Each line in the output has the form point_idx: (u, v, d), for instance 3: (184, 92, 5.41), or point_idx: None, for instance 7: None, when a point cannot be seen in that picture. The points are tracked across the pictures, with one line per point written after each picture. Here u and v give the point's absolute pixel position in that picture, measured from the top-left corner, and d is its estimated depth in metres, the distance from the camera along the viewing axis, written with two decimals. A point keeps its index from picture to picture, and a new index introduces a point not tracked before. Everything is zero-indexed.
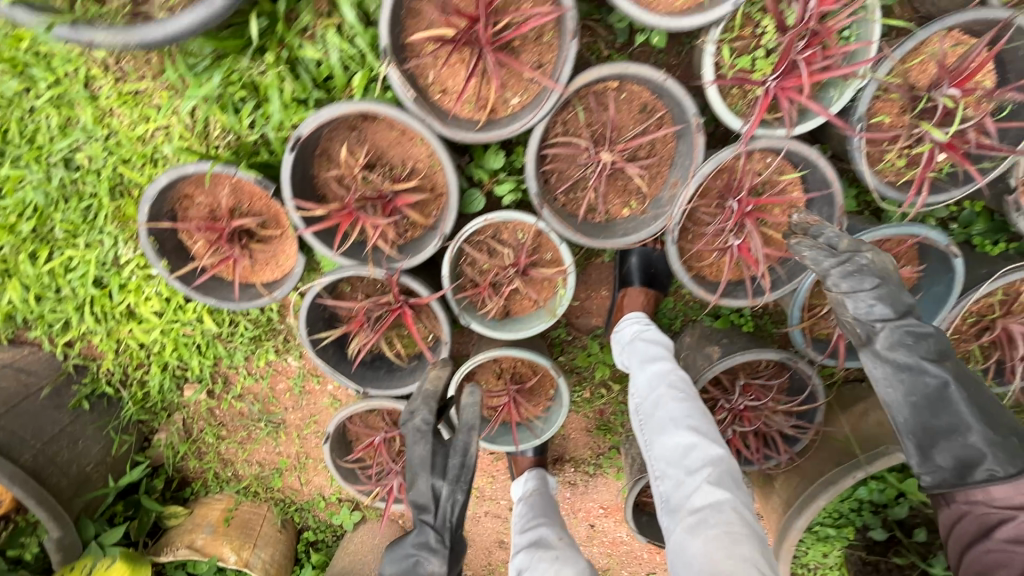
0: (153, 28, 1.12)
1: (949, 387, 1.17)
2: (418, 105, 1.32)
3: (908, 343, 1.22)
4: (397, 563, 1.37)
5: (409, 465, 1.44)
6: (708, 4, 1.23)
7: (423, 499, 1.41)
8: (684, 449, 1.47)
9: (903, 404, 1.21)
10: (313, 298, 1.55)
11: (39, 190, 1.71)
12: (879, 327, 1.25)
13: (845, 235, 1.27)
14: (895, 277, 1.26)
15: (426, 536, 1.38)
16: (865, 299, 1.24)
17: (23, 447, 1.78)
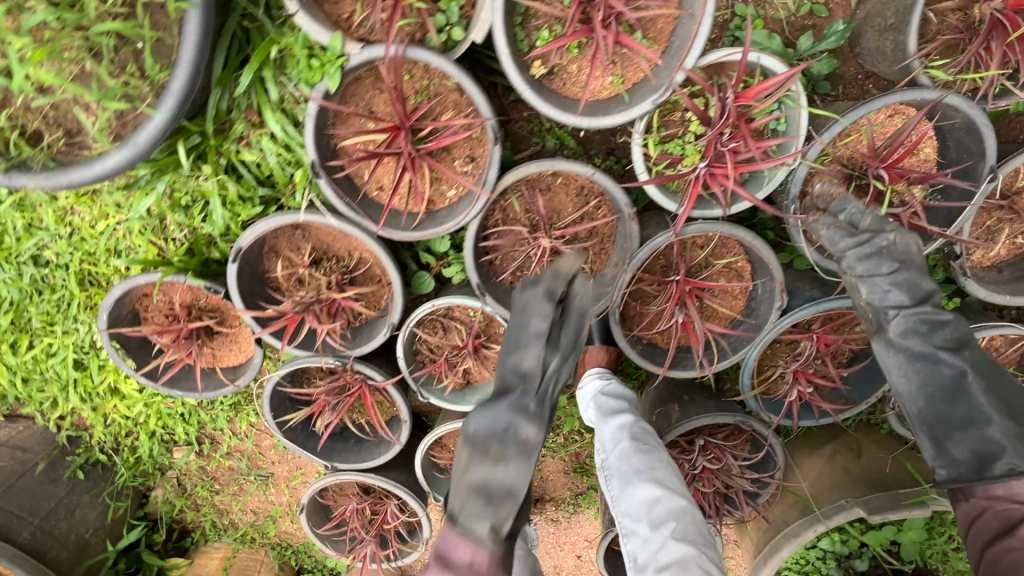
0: (82, 170, 1.17)
1: (966, 378, 1.12)
2: (353, 210, 1.32)
3: (922, 332, 1.17)
4: (484, 423, 1.18)
5: (514, 337, 1.29)
6: (629, 101, 1.22)
7: (530, 367, 1.25)
8: (648, 505, 1.33)
9: (917, 395, 1.16)
10: (273, 386, 1.60)
11: (13, 287, 1.78)
12: (891, 315, 1.21)
13: (868, 211, 1.22)
14: (913, 262, 1.21)
15: (525, 401, 1.22)
16: (880, 283, 1.21)
17: (22, 525, 1.91)
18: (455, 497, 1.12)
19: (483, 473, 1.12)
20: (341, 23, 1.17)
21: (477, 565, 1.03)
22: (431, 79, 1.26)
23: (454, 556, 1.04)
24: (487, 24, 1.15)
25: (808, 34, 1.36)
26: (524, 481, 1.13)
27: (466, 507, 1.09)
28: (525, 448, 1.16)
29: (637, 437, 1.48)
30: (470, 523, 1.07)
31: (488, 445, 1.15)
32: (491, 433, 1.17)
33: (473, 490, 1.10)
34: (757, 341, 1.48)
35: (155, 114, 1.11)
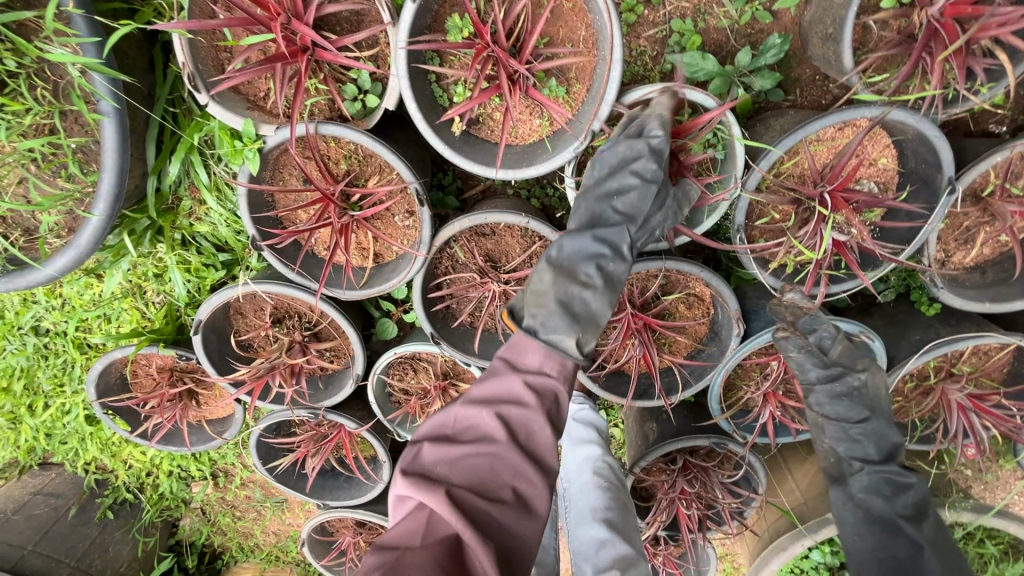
0: (37, 271, 1.23)
1: (921, 554, 1.06)
2: (303, 275, 1.34)
3: (885, 494, 1.17)
4: (568, 249, 1.07)
5: (619, 172, 1.07)
6: (553, 148, 1.19)
7: (635, 207, 1.07)
8: (596, 546, 1.26)
9: (868, 557, 1.11)
10: (257, 439, 1.67)
11: (19, 357, 1.92)
12: (856, 469, 1.21)
13: (839, 340, 1.18)
14: (883, 412, 1.20)
15: (619, 240, 1.08)
16: (851, 432, 1.21)
17: (60, 567, 2.04)
18: (530, 309, 1.03)
19: (567, 294, 1.03)
20: (257, 102, 1.18)
21: (546, 370, 1.00)
22: (356, 143, 1.26)
23: (522, 362, 1.00)
24: (397, 91, 1.13)
25: (746, 49, 1.30)
26: (604, 311, 1.07)
27: (548, 323, 1.01)
28: (611, 280, 1.07)
29: (600, 474, 1.39)
30: (557, 335, 1.00)
31: (573, 271, 1.06)
32: (579, 258, 1.07)
33: (558, 307, 1.02)
34: (718, 368, 1.43)
35: (92, 217, 1.15)
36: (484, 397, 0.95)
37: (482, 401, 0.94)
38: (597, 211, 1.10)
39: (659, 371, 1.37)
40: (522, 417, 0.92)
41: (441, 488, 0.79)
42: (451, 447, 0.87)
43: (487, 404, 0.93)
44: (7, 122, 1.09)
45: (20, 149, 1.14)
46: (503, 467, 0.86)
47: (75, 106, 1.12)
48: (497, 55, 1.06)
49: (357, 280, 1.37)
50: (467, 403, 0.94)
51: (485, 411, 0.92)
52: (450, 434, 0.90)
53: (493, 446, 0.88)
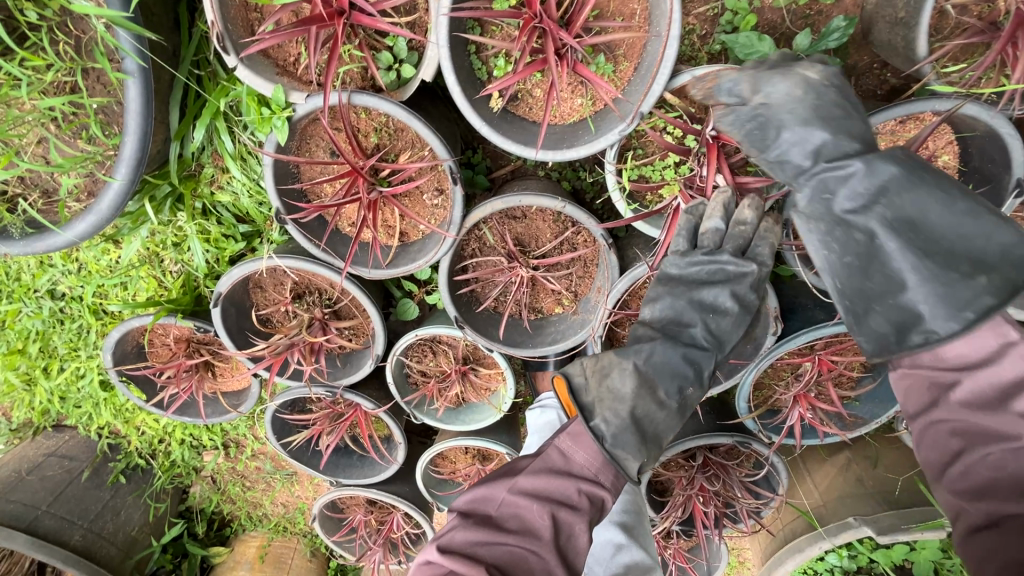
0: (55, 236, 1.19)
1: (879, 239, 0.91)
2: (326, 251, 1.29)
3: (831, 193, 0.94)
4: (655, 360, 1.11)
5: (717, 285, 1.13)
6: (595, 129, 1.13)
7: (723, 334, 1.15)
8: (611, 549, 1.20)
9: (838, 269, 0.96)
10: (273, 414, 1.64)
11: (35, 319, 1.90)
12: (796, 187, 0.99)
13: (744, 78, 0.98)
14: (812, 123, 0.94)
15: (704, 364, 1.13)
16: (783, 158, 0.98)
17: (74, 528, 2.05)
18: (603, 411, 1.05)
19: (644, 410, 1.06)
20: (287, 68, 1.12)
21: (600, 479, 0.99)
22: (388, 116, 1.20)
23: (573, 459, 1.01)
24: (435, 61, 1.07)
25: (806, 31, 1.20)
26: (668, 430, 1.12)
27: (619, 437, 1.03)
28: (683, 406, 1.12)
29: None
30: (624, 454, 1.02)
31: (654, 386, 1.09)
32: (664, 373, 1.11)
33: (633, 423, 1.04)
34: (751, 366, 1.40)
35: (112, 181, 1.10)
36: (533, 487, 0.96)
37: (531, 492, 0.95)
38: (687, 320, 1.15)
39: None
40: (568, 518, 0.93)
41: (479, 567, 0.83)
42: (493, 532, 0.90)
43: (536, 497, 0.94)
44: (28, 78, 1.04)
45: (39, 107, 1.09)
46: (536, 565, 0.87)
47: (97, 64, 1.06)
48: (547, 25, 0.99)
49: (384, 259, 1.32)
50: (513, 490, 0.95)
51: (533, 503, 0.93)
52: (494, 516, 0.93)
53: (533, 541, 0.90)
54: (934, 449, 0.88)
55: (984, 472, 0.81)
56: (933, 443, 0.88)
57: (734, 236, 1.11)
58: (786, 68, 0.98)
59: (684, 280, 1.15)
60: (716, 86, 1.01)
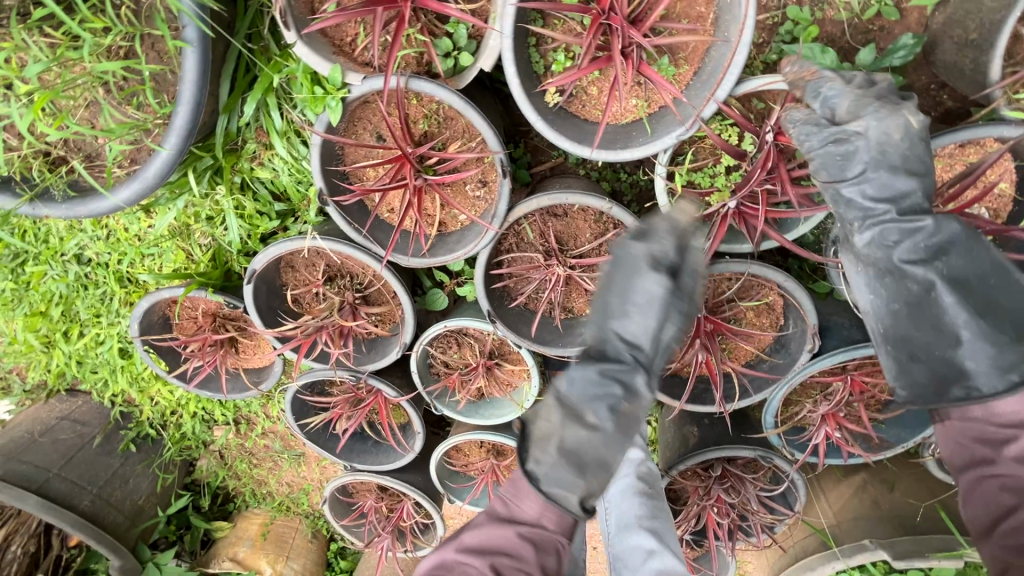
0: (98, 201, 1.18)
1: (934, 292, 0.92)
2: (365, 236, 1.28)
3: (892, 240, 0.95)
4: (573, 386, 1.05)
5: (625, 286, 1.07)
6: (651, 131, 1.11)
7: (638, 335, 1.07)
8: (643, 556, 1.17)
9: (887, 313, 0.97)
10: (294, 395, 1.64)
11: (60, 283, 1.90)
12: (857, 227, 0.98)
13: (846, 94, 0.96)
14: (895, 168, 0.93)
15: (630, 377, 1.05)
16: (854, 196, 0.96)
17: (83, 493, 2.06)
18: (535, 451, 1.01)
19: (574, 440, 0.99)
20: (343, 48, 1.11)
21: (544, 522, 1.01)
22: (439, 103, 1.19)
23: (519, 508, 1.02)
24: (495, 51, 1.06)
25: (871, 47, 1.18)
26: (616, 455, 1.03)
27: (552, 474, 0.98)
28: (623, 424, 1.04)
29: (641, 477, 1.33)
30: (560, 491, 0.98)
31: (579, 411, 1.02)
32: (587, 395, 1.03)
33: (561, 457, 0.98)
34: (782, 382, 1.39)
35: (162, 150, 1.09)
36: (477, 543, 1.00)
37: (475, 548, 1.00)
38: (604, 331, 1.09)
39: (722, 380, 1.35)
40: (513, 566, 0.97)
41: None
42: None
43: (479, 552, 0.99)
44: (87, 40, 1.03)
45: (94, 71, 1.08)
46: None
47: (157, 30, 1.05)
48: (616, 23, 0.97)
49: (424, 247, 1.30)
50: (460, 550, 1.00)
51: (476, 560, 0.98)
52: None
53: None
54: (981, 508, 0.96)
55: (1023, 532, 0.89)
56: (980, 506, 0.95)
57: (653, 230, 1.08)
58: (892, 103, 0.95)
59: (602, 286, 1.11)
60: (811, 83, 1.00)
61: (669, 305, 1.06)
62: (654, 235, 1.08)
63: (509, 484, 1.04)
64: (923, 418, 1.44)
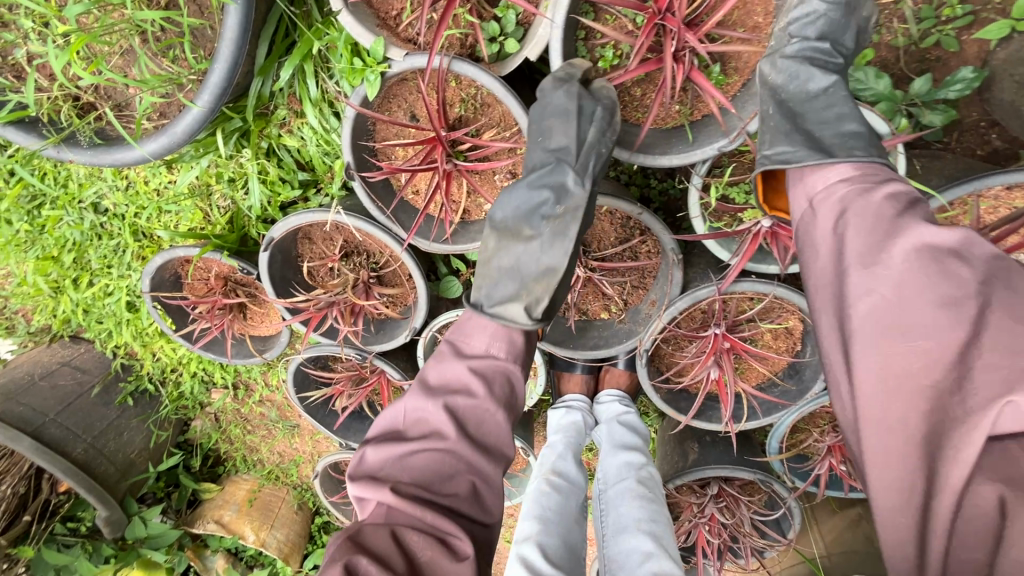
0: (125, 150, 1.17)
1: (823, 102, 0.96)
2: (387, 215, 1.26)
3: (817, 56, 0.95)
4: (509, 208, 1.06)
5: (539, 101, 1.05)
6: (691, 139, 1.08)
7: (565, 142, 1.04)
8: (638, 558, 1.09)
9: (785, 107, 0.95)
10: (298, 367, 1.63)
11: (75, 230, 1.89)
12: (793, 40, 0.95)
13: None
14: (855, 12, 0.97)
15: (557, 180, 1.04)
16: (812, 13, 0.94)
17: (76, 441, 2.05)
18: (478, 283, 1.09)
19: (510, 258, 1.06)
20: (387, 21, 1.08)
21: (493, 351, 1.02)
22: (478, 88, 1.16)
23: (466, 347, 1.03)
24: (543, 41, 1.03)
25: (927, 77, 1.14)
26: (558, 262, 1.05)
27: (493, 295, 1.06)
28: (560, 227, 1.05)
29: (642, 482, 1.31)
30: (502, 307, 1.04)
31: (518, 228, 1.06)
32: (520, 215, 1.06)
33: (501, 277, 1.06)
34: (793, 408, 1.37)
35: (193, 106, 1.08)
36: (432, 388, 0.99)
37: (431, 389, 0.98)
38: (530, 150, 1.08)
39: (732, 399, 1.33)
40: (469, 404, 0.96)
41: (386, 485, 0.86)
42: (399, 446, 0.92)
43: (433, 395, 0.97)
44: None
45: (133, 19, 1.06)
46: (456, 462, 0.90)
47: None
48: (672, 25, 0.93)
49: (449, 236, 1.27)
50: (416, 395, 0.98)
51: (431, 403, 0.96)
52: (401, 430, 0.95)
53: (441, 440, 0.92)
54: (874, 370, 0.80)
55: (892, 376, 0.69)
56: (872, 447, 0.70)
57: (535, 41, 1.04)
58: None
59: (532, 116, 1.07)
60: None
61: (581, 104, 1.00)
62: (555, 71, 1.03)
63: (456, 328, 1.07)
64: None
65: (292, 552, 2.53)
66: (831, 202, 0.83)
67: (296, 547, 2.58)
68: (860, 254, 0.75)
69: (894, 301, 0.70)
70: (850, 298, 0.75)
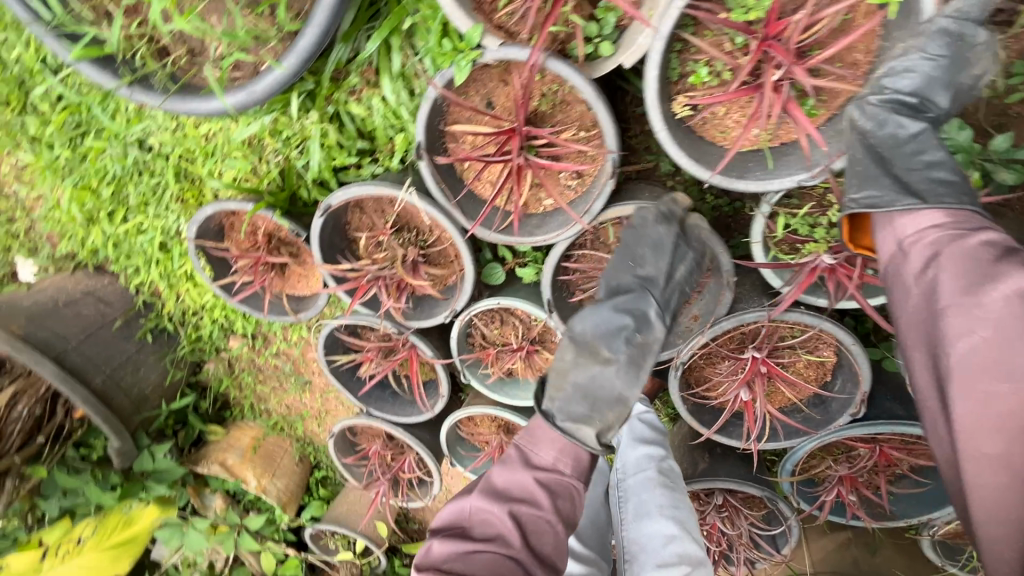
0: (196, 103, 1.16)
1: (916, 150, 0.94)
2: (447, 197, 1.26)
3: (908, 106, 0.95)
4: (593, 326, 1.19)
5: (638, 232, 1.22)
6: (770, 168, 1.08)
7: (653, 274, 1.21)
8: (662, 540, 1.22)
9: (875, 150, 0.95)
10: (331, 331, 1.65)
11: (117, 163, 1.87)
12: (885, 90, 0.96)
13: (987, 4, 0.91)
14: (961, 71, 0.94)
15: (643, 309, 1.19)
16: (912, 65, 0.93)
17: (95, 371, 2.06)
18: (551, 392, 1.16)
19: (587, 375, 1.15)
20: (482, 6, 1.07)
21: (559, 466, 1.11)
22: (561, 85, 1.14)
23: (535, 455, 1.12)
24: (642, 48, 1.03)
25: (1009, 134, 1.14)
26: (629, 389, 1.16)
27: (568, 409, 1.13)
28: (638, 355, 1.17)
29: (664, 472, 1.36)
30: (575, 425, 1.11)
31: (598, 346, 1.17)
32: (604, 334, 1.18)
33: (575, 393, 1.14)
34: (814, 436, 1.41)
35: (277, 67, 1.09)
36: (499, 488, 1.08)
37: (497, 492, 1.07)
38: (619, 277, 1.24)
39: (759, 422, 1.37)
40: (530, 513, 1.04)
41: None
42: (463, 543, 1.00)
43: (498, 499, 1.06)
44: None
45: None
46: (514, 567, 0.97)
47: None
48: (779, 53, 0.93)
49: (519, 229, 1.28)
50: (485, 493, 1.08)
51: (496, 506, 1.04)
52: (467, 527, 1.04)
53: (503, 546, 0.99)
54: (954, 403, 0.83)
55: (995, 414, 0.69)
56: (975, 481, 0.71)
57: (634, 49, 1.04)
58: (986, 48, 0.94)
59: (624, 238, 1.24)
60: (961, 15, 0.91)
61: (676, 245, 1.22)
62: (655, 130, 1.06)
63: (525, 434, 1.16)
64: (939, 501, 1.46)
65: (290, 502, 2.60)
66: (922, 245, 0.84)
67: (294, 496, 2.65)
68: (957, 294, 0.75)
69: (993, 343, 0.70)
70: (945, 338, 0.75)
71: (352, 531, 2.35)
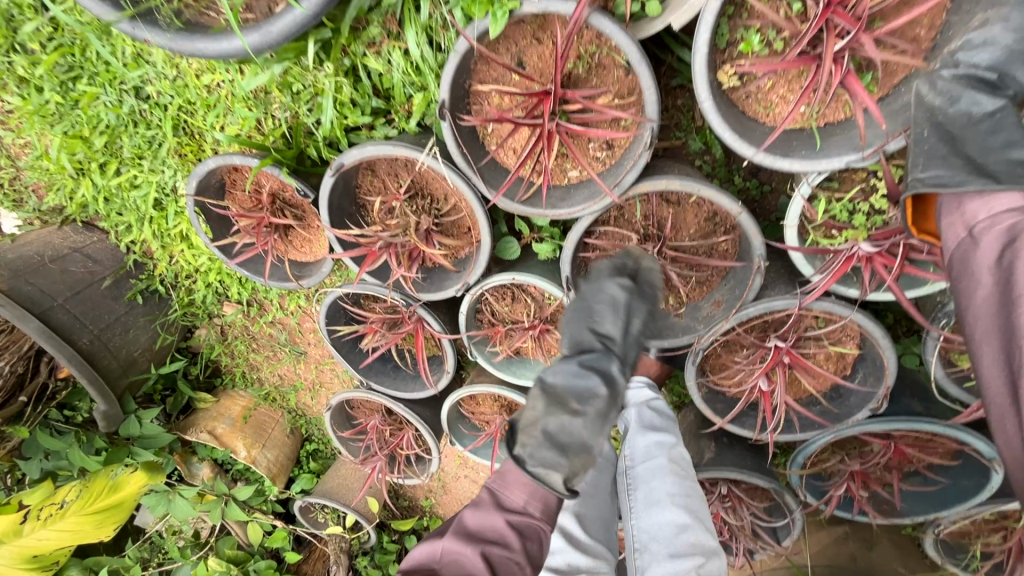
0: (205, 43, 1.07)
1: (988, 130, 0.88)
2: (468, 162, 1.18)
3: (986, 81, 0.88)
4: (562, 376, 1.12)
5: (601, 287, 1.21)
6: (817, 148, 1.03)
7: (611, 331, 1.20)
8: (673, 530, 1.19)
9: (943, 130, 0.89)
10: (335, 300, 1.58)
11: (111, 112, 1.77)
12: (961, 63, 0.88)
13: None
14: None
15: (604, 367, 1.13)
16: (994, 37, 0.85)
17: (83, 330, 1.96)
18: (522, 438, 1.05)
19: (558, 424, 1.05)
20: None
21: (530, 510, 1.05)
22: (599, 46, 1.07)
23: (505, 499, 1.06)
24: (694, 9, 0.98)
25: None
26: (595, 440, 1.08)
27: (537, 455, 1.02)
28: (604, 410, 1.10)
29: (675, 461, 1.29)
30: (545, 471, 1.02)
31: (567, 399, 1.08)
32: (572, 388, 1.10)
33: (546, 441, 1.03)
34: (829, 429, 1.39)
35: (297, 7, 1.00)
36: (472, 528, 1.02)
37: (468, 534, 1.01)
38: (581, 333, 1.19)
39: (776, 413, 1.32)
40: (502, 555, 0.99)
41: None
42: None
43: (471, 540, 1.00)
44: None
45: None
46: None
47: None
48: (844, 21, 0.86)
49: (543, 200, 1.21)
50: (459, 532, 1.02)
51: (467, 547, 0.99)
52: (438, 568, 0.98)
53: None
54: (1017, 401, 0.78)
55: None
56: None
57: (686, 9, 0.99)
58: None
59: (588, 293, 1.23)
60: None
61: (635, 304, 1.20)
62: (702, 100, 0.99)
63: (498, 475, 1.08)
64: (950, 500, 1.45)
65: (280, 473, 2.55)
66: (996, 232, 0.78)
67: (284, 468, 2.60)
68: None
69: None
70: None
71: (344, 506, 2.32)
